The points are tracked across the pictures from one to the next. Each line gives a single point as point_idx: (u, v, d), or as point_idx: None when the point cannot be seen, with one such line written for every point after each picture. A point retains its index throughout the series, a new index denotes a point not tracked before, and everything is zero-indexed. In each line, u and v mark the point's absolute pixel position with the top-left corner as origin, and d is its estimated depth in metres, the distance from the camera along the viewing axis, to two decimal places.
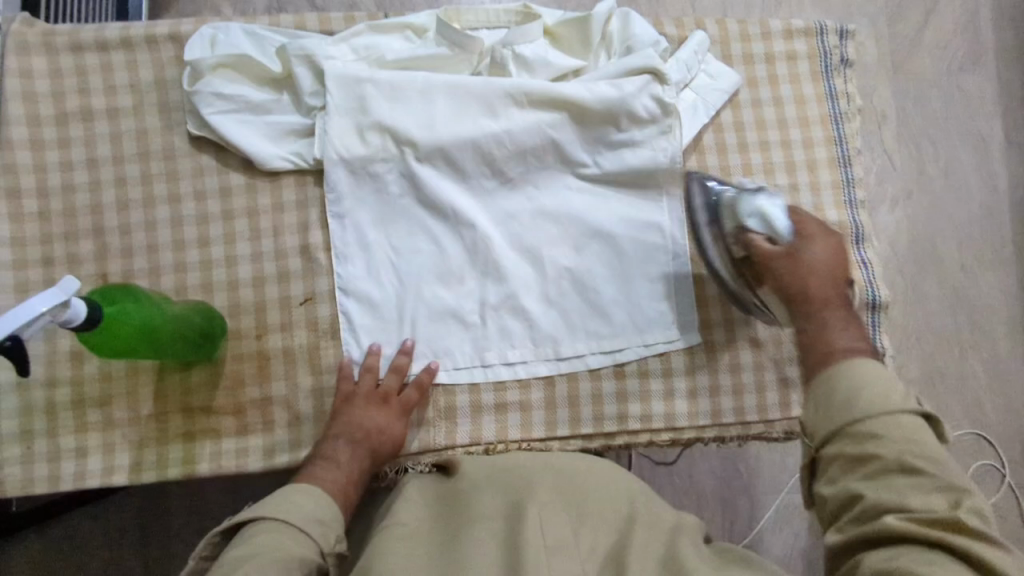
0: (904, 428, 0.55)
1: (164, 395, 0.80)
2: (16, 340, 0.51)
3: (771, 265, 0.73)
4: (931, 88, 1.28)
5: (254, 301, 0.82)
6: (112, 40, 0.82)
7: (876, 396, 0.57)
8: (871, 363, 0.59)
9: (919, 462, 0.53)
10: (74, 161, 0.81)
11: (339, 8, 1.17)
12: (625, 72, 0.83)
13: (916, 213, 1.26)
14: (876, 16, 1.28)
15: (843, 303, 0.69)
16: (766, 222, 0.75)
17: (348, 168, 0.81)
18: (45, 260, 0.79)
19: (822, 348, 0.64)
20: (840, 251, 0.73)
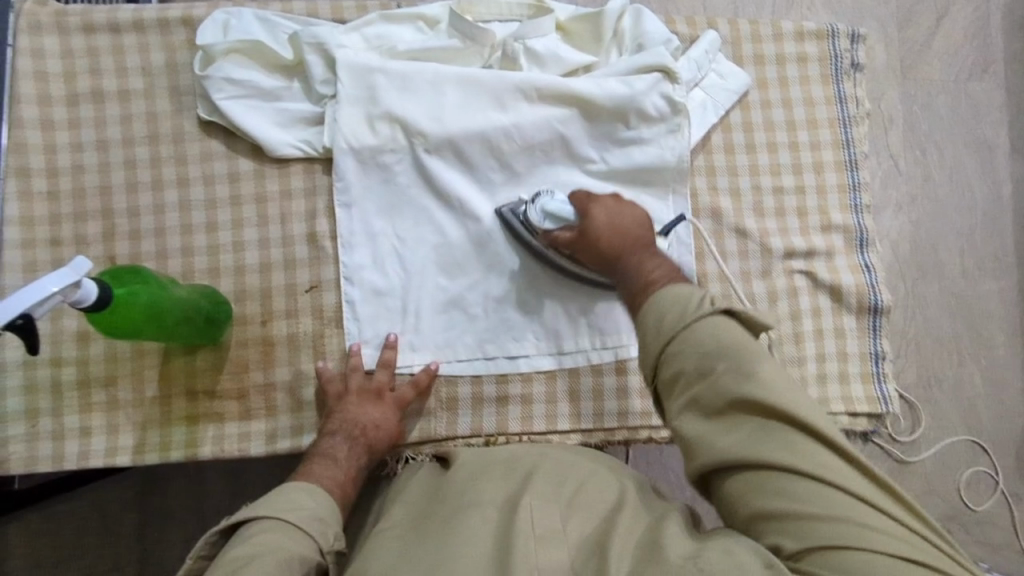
0: (707, 337, 0.57)
1: (169, 377, 0.80)
2: (28, 319, 0.51)
3: (583, 244, 0.74)
4: (939, 94, 1.28)
5: (260, 287, 0.82)
6: (125, 22, 0.83)
7: (677, 314, 0.59)
8: (674, 288, 0.61)
9: (714, 365, 0.57)
10: (84, 142, 0.81)
11: None
12: (635, 69, 0.83)
13: (920, 218, 1.26)
14: (886, 20, 1.28)
15: (639, 248, 0.70)
16: (555, 216, 0.77)
17: (356, 157, 0.82)
18: (53, 240, 0.80)
19: (637, 283, 0.65)
20: (616, 208, 0.73)
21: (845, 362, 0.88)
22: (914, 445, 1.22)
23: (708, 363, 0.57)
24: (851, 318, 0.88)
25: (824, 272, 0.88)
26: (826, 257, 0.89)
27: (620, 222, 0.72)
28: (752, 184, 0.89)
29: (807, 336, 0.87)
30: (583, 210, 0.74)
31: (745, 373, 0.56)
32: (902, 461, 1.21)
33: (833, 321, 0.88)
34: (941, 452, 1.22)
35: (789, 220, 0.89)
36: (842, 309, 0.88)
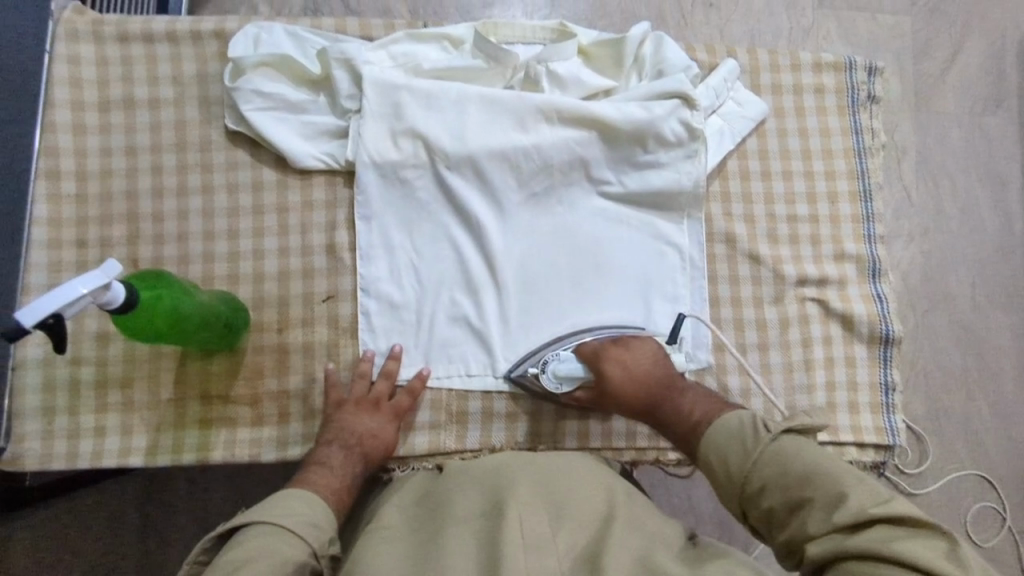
0: (773, 467, 0.62)
1: (184, 381, 0.82)
2: (59, 318, 0.52)
3: (607, 401, 0.79)
4: (952, 127, 1.29)
5: (278, 295, 0.83)
6: (159, 33, 0.85)
7: (739, 458, 0.65)
8: (720, 424, 0.68)
9: (803, 489, 0.60)
10: (113, 147, 0.83)
11: (374, 14, 1.20)
12: (655, 95, 0.85)
13: (931, 250, 1.27)
14: (902, 53, 1.29)
15: (665, 388, 0.77)
16: (569, 377, 0.80)
17: (378, 172, 0.83)
18: (78, 241, 0.81)
19: (688, 427, 0.72)
20: (631, 357, 0.79)
21: (856, 392, 0.88)
22: (921, 477, 1.21)
23: (794, 493, 0.60)
24: (862, 347, 0.89)
25: (836, 301, 0.89)
26: (838, 285, 0.90)
27: (638, 371, 0.78)
28: (767, 211, 0.90)
29: (817, 363, 0.88)
30: (597, 370, 0.79)
31: (833, 494, 0.58)
32: (909, 494, 1.20)
33: (843, 350, 0.88)
34: (947, 486, 1.21)
35: (802, 248, 0.90)
36: (853, 338, 0.89)
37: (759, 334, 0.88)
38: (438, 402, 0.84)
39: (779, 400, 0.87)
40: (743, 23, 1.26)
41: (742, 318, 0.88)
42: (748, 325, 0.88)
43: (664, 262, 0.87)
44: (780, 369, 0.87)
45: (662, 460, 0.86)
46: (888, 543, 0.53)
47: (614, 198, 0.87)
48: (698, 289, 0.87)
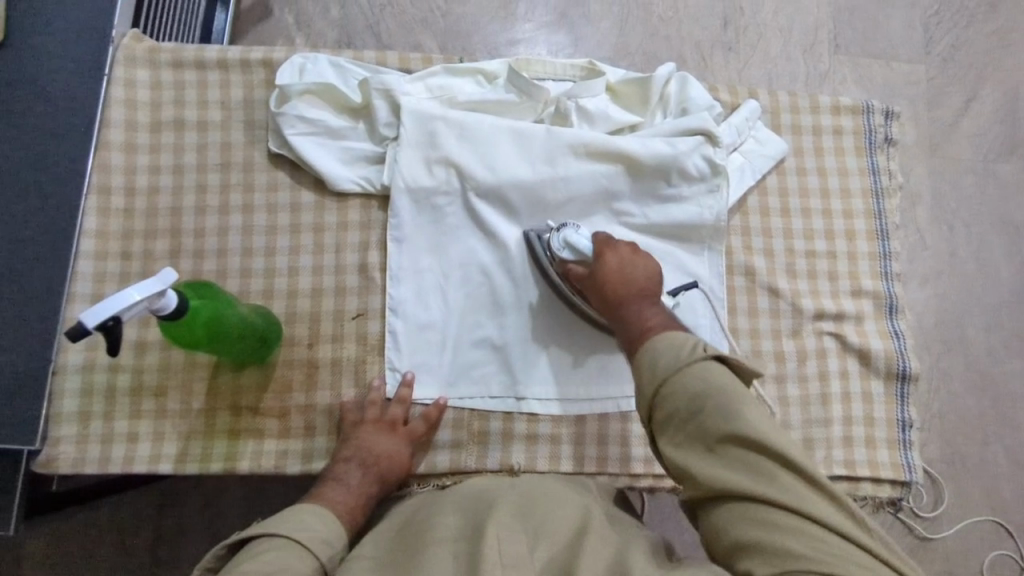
0: (693, 378, 0.61)
1: (215, 391, 0.84)
2: (116, 322, 0.55)
3: (590, 284, 0.77)
4: (966, 173, 1.32)
5: (310, 312, 0.86)
6: (211, 61, 0.90)
7: (672, 360, 0.62)
8: (672, 334, 0.65)
9: (710, 403, 0.59)
10: (162, 166, 0.88)
11: (405, 47, 1.26)
12: (679, 131, 0.89)
13: (946, 292, 1.28)
14: (917, 99, 1.33)
15: (644, 296, 0.74)
16: (574, 249, 0.80)
17: (412, 197, 0.87)
18: (123, 254, 0.85)
19: (639, 329, 0.70)
20: (632, 257, 0.77)
21: (872, 427, 0.89)
22: (937, 521, 1.20)
23: (698, 404, 0.60)
24: (879, 382, 0.90)
25: (853, 336, 0.90)
26: (855, 321, 0.91)
27: (629, 272, 0.76)
28: (785, 246, 0.92)
29: (834, 397, 0.89)
30: (599, 253, 0.78)
31: (734, 410, 0.59)
32: (924, 538, 1.19)
33: (861, 386, 0.90)
34: (964, 531, 1.20)
35: (820, 283, 0.92)
36: (870, 374, 0.90)
37: (777, 365, 0.89)
38: (460, 421, 0.85)
39: (797, 432, 0.88)
40: (761, 67, 1.31)
41: (760, 349, 0.90)
42: (766, 356, 0.90)
43: (685, 292, 0.89)
44: (798, 401, 0.89)
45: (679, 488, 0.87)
46: (785, 492, 0.56)
47: (637, 228, 0.90)
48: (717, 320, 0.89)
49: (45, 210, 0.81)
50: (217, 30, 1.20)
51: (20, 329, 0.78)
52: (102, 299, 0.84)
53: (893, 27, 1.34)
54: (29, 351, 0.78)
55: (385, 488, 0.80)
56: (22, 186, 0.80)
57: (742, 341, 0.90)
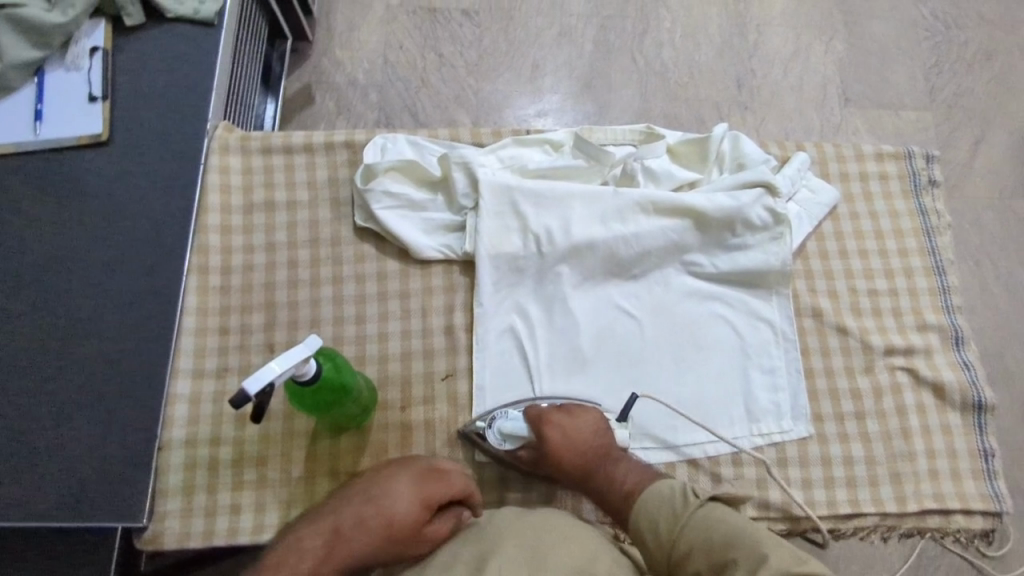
0: (699, 529, 0.67)
1: (314, 458, 0.86)
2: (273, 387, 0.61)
3: (546, 463, 0.83)
4: (985, 210, 1.31)
5: (401, 375, 0.89)
6: (297, 145, 0.97)
7: (670, 518, 0.70)
8: (651, 494, 0.73)
9: (723, 548, 0.64)
10: (255, 245, 0.93)
11: (441, 123, 1.33)
12: (739, 185, 0.94)
13: (980, 326, 1.24)
14: (929, 143, 1.36)
15: (602, 455, 0.81)
16: (513, 436, 0.84)
17: (493, 260, 0.91)
18: (221, 329, 0.90)
19: (620, 495, 0.77)
20: (569, 424, 0.83)
21: (956, 459, 0.90)
22: (1007, 560, 1.08)
23: (714, 553, 0.65)
24: (956, 414, 0.92)
25: (925, 370, 0.93)
26: (925, 354, 0.94)
27: (575, 436, 0.82)
28: (848, 286, 0.97)
29: (914, 431, 0.91)
30: (537, 430, 0.83)
31: (748, 550, 0.62)
32: None
33: (938, 417, 0.92)
34: None
35: (885, 320, 0.95)
36: (946, 406, 0.92)
37: (855, 403, 0.92)
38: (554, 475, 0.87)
39: (882, 467, 0.90)
40: (778, 122, 1.36)
41: (837, 388, 0.92)
42: (843, 394, 0.92)
43: (757, 335, 0.93)
44: (879, 436, 0.91)
45: (773, 531, 0.87)
46: None
47: (704, 277, 0.94)
48: (792, 359, 0.92)
49: (148, 293, 0.85)
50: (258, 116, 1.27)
51: (128, 408, 0.82)
52: (202, 373, 0.87)
53: (896, 81, 1.39)
54: (136, 429, 0.81)
55: (347, 550, 0.69)
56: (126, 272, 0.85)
57: (818, 380, 0.93)
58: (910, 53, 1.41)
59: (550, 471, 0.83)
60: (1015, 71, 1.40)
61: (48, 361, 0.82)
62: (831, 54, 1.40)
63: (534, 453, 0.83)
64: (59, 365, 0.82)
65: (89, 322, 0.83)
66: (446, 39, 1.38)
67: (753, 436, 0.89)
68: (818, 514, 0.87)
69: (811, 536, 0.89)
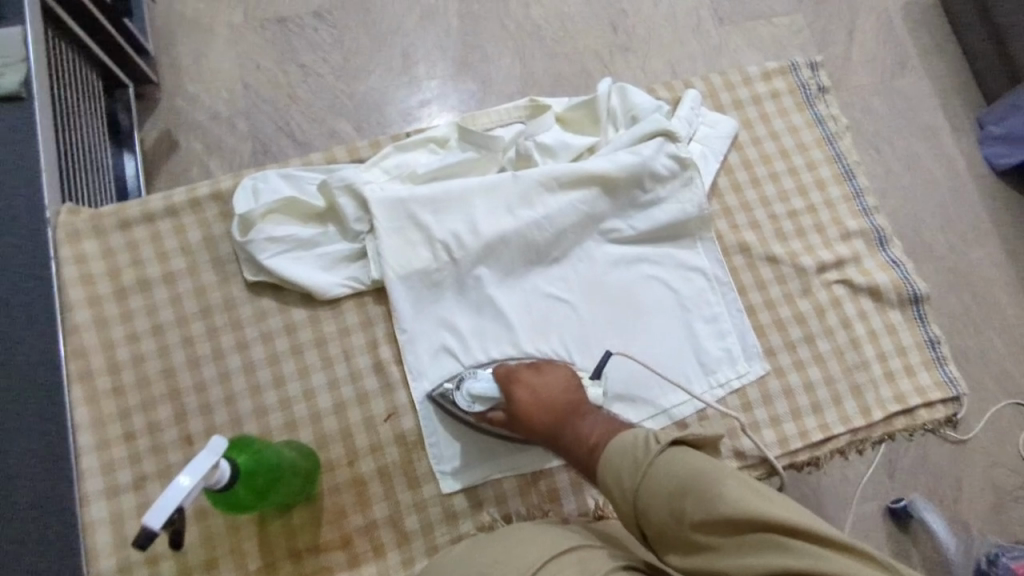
0: (662, 478, 0.63)
1: (269, 544, 0.78)
2: (182, 512, 0.52)
3: (518, 424, 0.78)
4: (873, 96, 1.30)
5: (339, 429, 0.82)
6: (158, 210, 0.87)
7: (631, 467, 0.65)
8: (619, 443, 0.68)
9: (688, 496, 0.61)
10: (139, 331, 0.83)
11: (321, 139, 1.24)
12: (638, 138, 0.90)
13: (895, 209, 1.24)
14: (806, 45, 1.32)
15: (572, 413, 0.75)
16: (483, 398, 0.79)
17: (405, 281, 0.84)
18: (126, 434, 0.80)
19: (586, 450, 0.72)
20: (540, 383, 0.78)
21: (906, 356, 0.91)
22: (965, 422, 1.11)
23: (678, 500, 0.62)
24: (896, 313, 0.92)
25: (859, 277, 0.93)
26: (855, 262, 0.94)
27: (546, 394, 0.77)
28: (767, 213, 0.95)
29: (863, 339, 0.91)
30: (507, 391, 0.78)
31: (713, 496, 0.60)
32: (961, 441, 1.11)
33: (881, 320, 0.92)
34: None
35: (811, 238, 0.94)
36: (886, 306, 0.92)
37: (801, 328, 0.91)
38: (527, 486, 0.82)
39: (842, 383, 0.89)
40: (661, 56, 1.31)
41: (781, 318, 0.91)
42: (788, 322, 0.91)
43: (693, 286, 0.90)
44: (832, 354, 0.90)
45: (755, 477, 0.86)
46: (788, 556, 0.56)
47: (626, 241, 0.90)
48: (732, 301, 0.90)
49: (27, 419, 0.74)
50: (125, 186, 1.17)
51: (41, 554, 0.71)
52: (117, 489, 0.78)
53: None
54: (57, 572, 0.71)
55: None
56: None
57: (761, 314, 0.91)
58: None
59: (523, 432, 0.78)
60: None
61: None
62: None
63: (507, 414, 0.78)
64: None
65: None
66: (303, 47, 1.27)
67: (713, 388, 0.87)
68: (794, 446, 0.86)
69: (792, 470, 0.88)
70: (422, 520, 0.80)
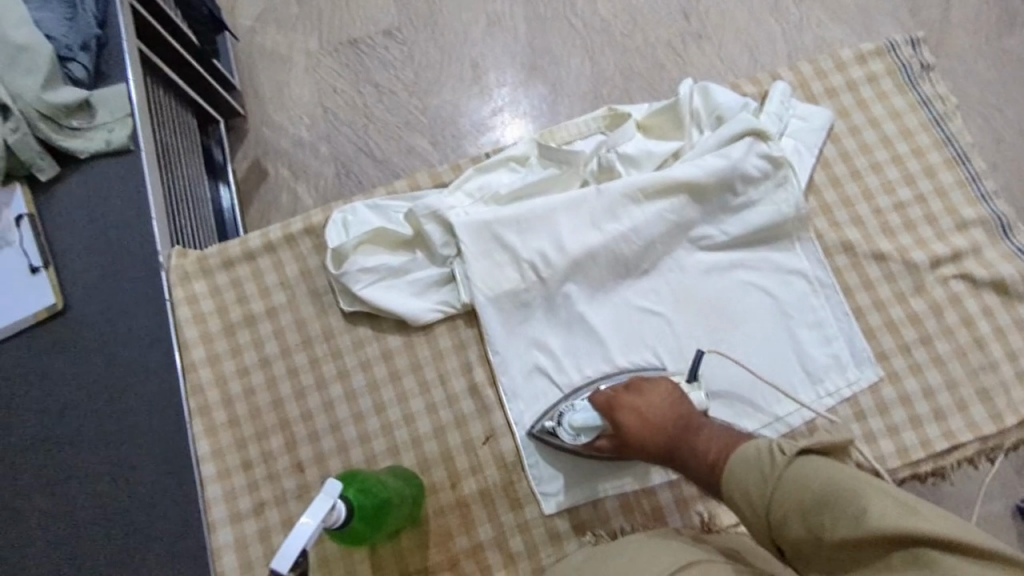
0: (794, 493, 0.59)
1: (381, 566, 0.80)
2: (305, 554, 0.54)
3: (628, 448, 0.76)
4: (978, 60, 1.19)
5: (440, 452, 0.83)
6: (257, 248, 0.91)
7: (759, 481, 0.63)
8: (740, 460, 0.65)
9: (825, 512, 0.57)
10: (248, 365, 0.87)
11: (400, 157, 1.26)
12: (725, 140, 0.86)
13: (1010, 181, 1.14)
14: (898, 12, 1.23)
15: (683, 430, 0.73)
16: (586, 428, 0.78)
17: (496, 303, 0.85)
18: (243, 464, 0.84)
19: (706, 468, 0.69)
20: (643, 404, 0.76)
21: None
22: None
23: (813, 516, 0.57)
24: None
25: (980, 270, 0.85)
26: (974, 254, 0.87)
27: (651, 414, 0.75)
28: (871, 207, 0.89)
29: (989, 339, 0.83)
30: (610, 418, 0.76)
31: (851, 510, 0.55)
32: None
33: (1009, 316, 0.84)
34: None
35: (922, 231, 0.88)
36: (1014, 300, 0.84)
37: (916, 329, 0.84)
38: (630, 505, 0.81)
39: (967, 387, 0.82)
40: (737, 38, 1.25)
41: (893, 319, 0.85)
42: (901, 323, 0.85)
43: (793, 291, 0.85)
44: (953, 356, 0.83)
45: None
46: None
47: (719, 247, 0.87)
48: (837, 304, 0.85)
49: (154, 455, 0.80)
50: (230, 219, 1.24)
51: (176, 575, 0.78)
52: (239, 516, 0.83)
53: None
54: None
55: None
56: (119, 440, 0.80)
57: (871, 317, 0.85)
58: None
59: (635, 454, 0.76)
60: None
61: (83, 545, 0.78)
62: None
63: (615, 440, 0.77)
64: (94, 548, 0.78)
65: (102, 505, 0.79)
66: (377, 68, 1.30)
67: (821, 397, 0.83)
68: (915, 457, 0.81)
69: (915, 482, 0.82)
70: (526, 541, 0.80)
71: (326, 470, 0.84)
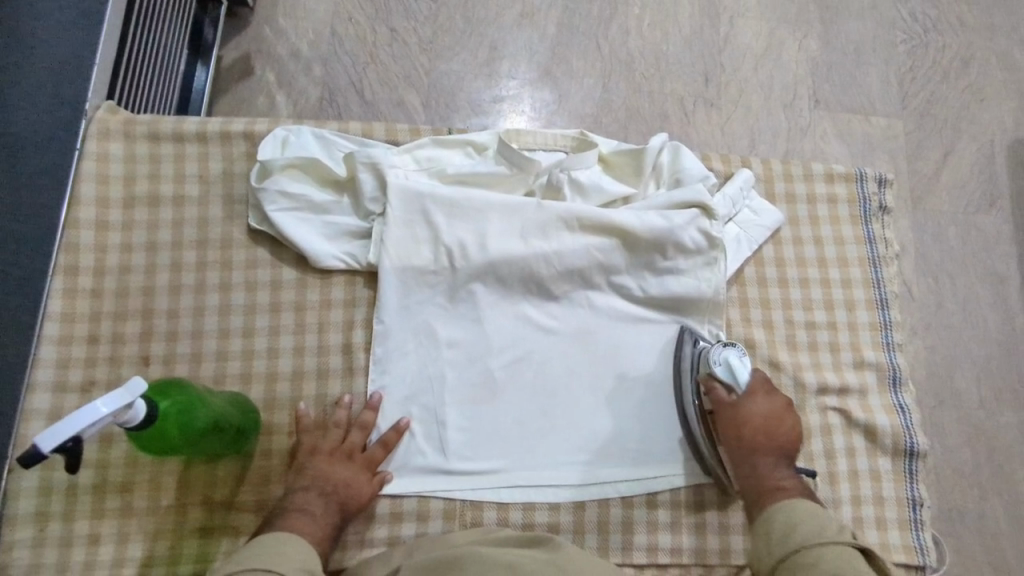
0: (832, 562, 0.61)
1: (187, 486, 0.77)
2: (77, 442, 0.52)
3: (729, 417, 0.77)
4: (948, 225, 1.23)
5: (290, 397, 0.81)
6: (189, 133, 0.87)
7: (813, 530, 0.65)
8: (812, 511, 0.68)
9: None
10: (134, 243, 0.84)
11: (387, 105, 1.23)
12: (674, 204, 0.86)
13: (934, 344, 1.18)
14: (895, 154, 1.26)
15: (779, 453, 0.75)
16: (731, 373, 0.78)
17: (399, 274, 0.83)
18: (90, 337, 0.80)
19: (774, 488, 0.73)
20: (779, 408, 0.77)
21: (882, 507, 0.85)
22: None
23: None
24: (886, 459, 0.87)
25: (859, 411, 0.87)
26: (859, 394, 0.89)
27: (778, 421, 0.77)
28: (785, 317, 0.90)
29: (842, 477, 0.85)
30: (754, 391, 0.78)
31: None
32: None
33: (868, 463, 0.86)
34: None
35: (822, 356, 0.89)
36: (877, 450, 0.87)
37: None
38: (452, 512, 0.80)
39: None
40: (745, 120, 1.26)
41: None
42: None
43: None
44: None
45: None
46: None
47: (632, 300, 0.87)
48: None
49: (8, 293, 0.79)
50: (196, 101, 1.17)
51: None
52: (65, 386, 0.78)
53: (869, 83, 1.29)
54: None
55: None
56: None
57: None
58: (886, 56, 1.30)
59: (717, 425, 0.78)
60: (993, 81, 1.31)
61: None
62: (804, 51, 1.29)
63: (728, 397, 0.78)
64: None
65: None
66: (398, 12, 1.27)
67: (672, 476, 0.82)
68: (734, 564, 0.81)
69: None
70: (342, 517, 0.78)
71: (171, 373, 0.80)
